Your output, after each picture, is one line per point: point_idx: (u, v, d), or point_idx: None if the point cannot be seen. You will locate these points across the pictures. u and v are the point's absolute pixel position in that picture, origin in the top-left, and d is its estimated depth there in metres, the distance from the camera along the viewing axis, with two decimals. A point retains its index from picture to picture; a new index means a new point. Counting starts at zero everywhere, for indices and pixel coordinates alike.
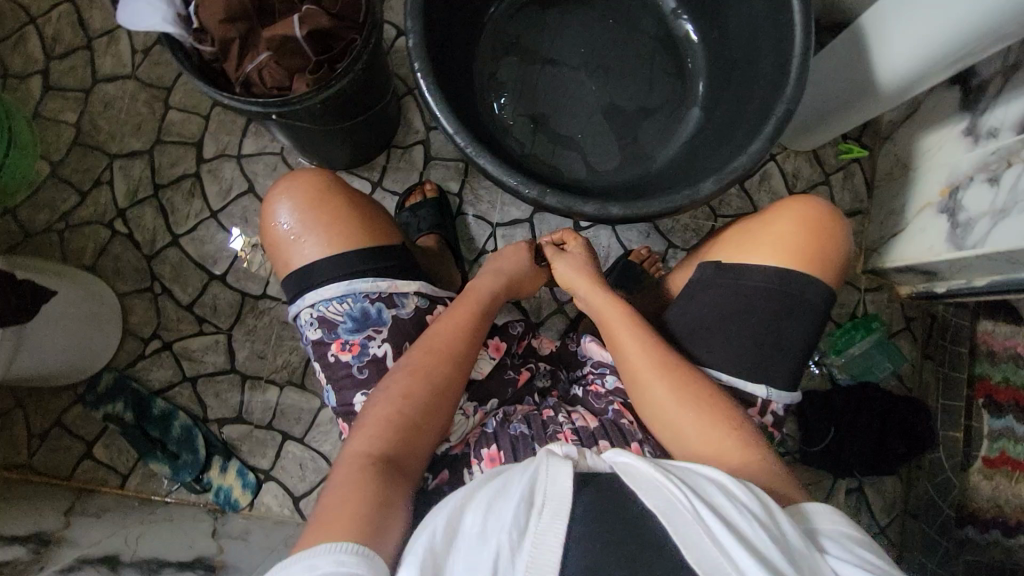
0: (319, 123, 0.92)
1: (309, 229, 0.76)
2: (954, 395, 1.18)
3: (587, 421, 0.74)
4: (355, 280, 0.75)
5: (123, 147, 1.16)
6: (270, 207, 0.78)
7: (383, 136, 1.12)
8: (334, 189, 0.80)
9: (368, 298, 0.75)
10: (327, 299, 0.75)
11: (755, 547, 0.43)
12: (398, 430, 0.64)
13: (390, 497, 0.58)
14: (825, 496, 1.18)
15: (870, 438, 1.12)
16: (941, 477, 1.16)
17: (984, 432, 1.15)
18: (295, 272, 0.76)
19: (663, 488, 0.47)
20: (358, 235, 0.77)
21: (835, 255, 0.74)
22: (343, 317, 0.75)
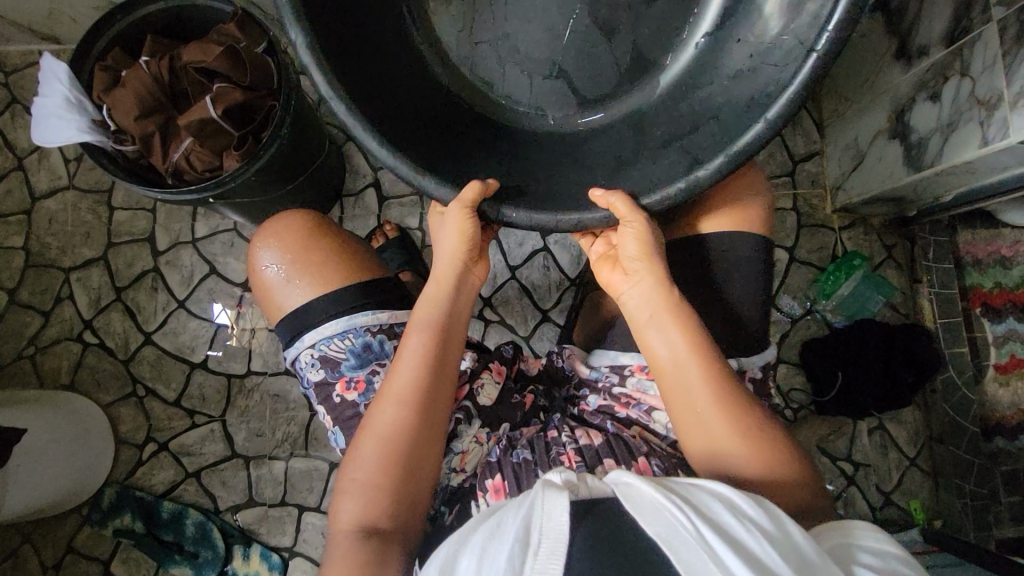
0: (257, 195, 0.90)
1: (297, 273, 0.74)
2: (950, 310, 1.18)
3: (590, 437, 0.73)
4: (354, 313, 0.73)
5: (76, 258, 1.15)
6: (256, 251, 0.76)
7: (327, 186, 1.12)
8: (322, 230, 0.78)
9: (370, 331, 0.73)
10: (329, 336, 0.72)
11: (759, 564, 0.41)
12: (376, 495, 0.63)
13: (380, 565, 0.59)
14: (848, 442, 1.16)
15: (878, 373, 1.10)
16: (958, 397, 1.16)
17: (990, 340, 1.16)
18: (289, 315, 0.74)
19: (660, 510, 0.45)
20: (348, 271, 0.75)
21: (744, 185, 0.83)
22: (346, 354, 0.73)
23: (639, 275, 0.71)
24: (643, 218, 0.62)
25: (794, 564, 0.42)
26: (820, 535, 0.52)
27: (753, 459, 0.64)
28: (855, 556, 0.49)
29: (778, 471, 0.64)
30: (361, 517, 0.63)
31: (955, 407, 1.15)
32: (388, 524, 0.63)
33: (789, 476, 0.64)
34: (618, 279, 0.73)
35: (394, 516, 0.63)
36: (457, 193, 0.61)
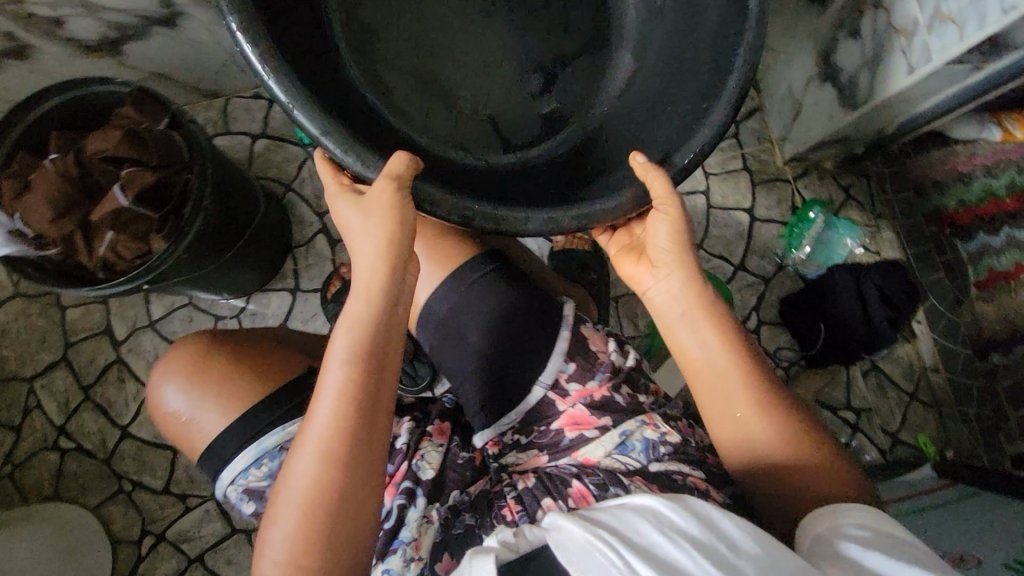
0: (199, 271, 0.88)
1: (198, 403, 0.70)
2: (919, 238, 1.18)
3: (524, 479, 0.65)
4: (264, 436, 0.68)
5: (37, 366, 1.12)
6: (157, 393, 0.72)
7: (276, 241, 1.10)
8: (216, 349, 0.73)
9: (285, 449, 0.68)
10: (245, 468, 0.68)
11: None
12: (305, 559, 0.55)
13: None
14: (845, 389, 1.14)
15: (856, 317, 1.10)
16: (943, 322, 1.15)
17: (964, 258, 1.14)
18: (205, 451, 0.69)
19: (592, 550, 0.47)
20: (250, 385, 0.70)
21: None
22: (268, 479, 0.68)
23: (668, 268, 0.66)
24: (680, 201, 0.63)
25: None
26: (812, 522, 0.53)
27: (790, 464, 0.61)
28: (837, 529, 0.50)
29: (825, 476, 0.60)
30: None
31: (942, 334, 1.15)
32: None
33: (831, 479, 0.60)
34: (642, 276, 0.68)
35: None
36: (381, 165, 0.56)
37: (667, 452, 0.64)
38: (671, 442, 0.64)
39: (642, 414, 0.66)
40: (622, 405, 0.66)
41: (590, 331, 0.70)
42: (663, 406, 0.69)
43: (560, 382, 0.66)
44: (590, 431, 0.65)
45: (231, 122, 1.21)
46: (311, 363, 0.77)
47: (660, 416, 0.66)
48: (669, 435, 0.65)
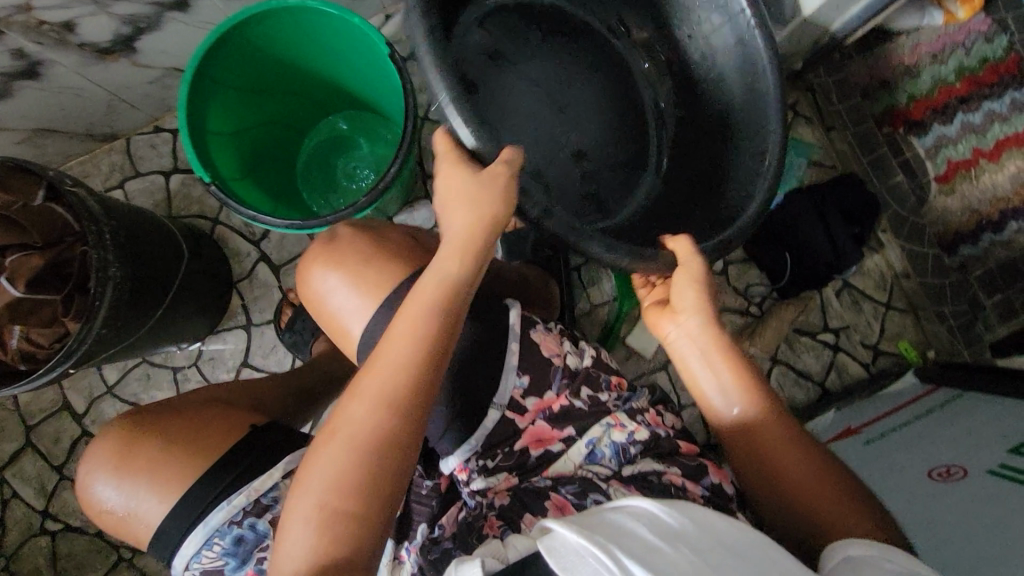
0: (129, 339, 0.83)
1: (131, 494, 0.67)
2: (873, 144, 1.14)
3: (501, 496, 0.63)
4: (208, 516, 0.64)
5: (4, 456, 1.08)
6: (93, 489, 0.70)
7: (213, 281, 1.05)
8: (143, 430, 0.70)
9: (235, 524, 0.64)
10: (196, 551, 0.64)
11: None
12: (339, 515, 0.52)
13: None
14: (821, 312, 1.12)
15: (819, 240, 1.06)
16: (907, 226, 1.13)
17: (922, 155, 1.12)
18: (153, 540, 0.66)
19: (584, 556, 0.44)
20: (183, 462, 0.67)
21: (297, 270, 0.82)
22: (223, 559, 0.64)
23: (687, 314, 0.69)
24: (703, 259, 0.68)
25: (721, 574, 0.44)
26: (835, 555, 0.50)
27: (807, 494, 0.60)
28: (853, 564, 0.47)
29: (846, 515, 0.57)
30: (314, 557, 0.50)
31: (908, 238, 1.13)
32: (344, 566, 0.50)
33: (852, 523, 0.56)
34: (665, 329, 0.71)
35: (353, 556, 0.51)
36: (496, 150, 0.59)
37: (638, 451, 0.64)
38: (641, 440, 0.64)
39: (608, 416, 0.66)
40: (585, 411, 0.65)
41: (542, 335, 0.67)
42: (629, 401, 0.68)
43: (517, 399, 0.64)
44: (555, 445, 0.65)
45: (139, 164, 1.13)
46: (255, 419, 0.74)
47: (625, 414, 0.66)
48: (637, 432, 0.65)
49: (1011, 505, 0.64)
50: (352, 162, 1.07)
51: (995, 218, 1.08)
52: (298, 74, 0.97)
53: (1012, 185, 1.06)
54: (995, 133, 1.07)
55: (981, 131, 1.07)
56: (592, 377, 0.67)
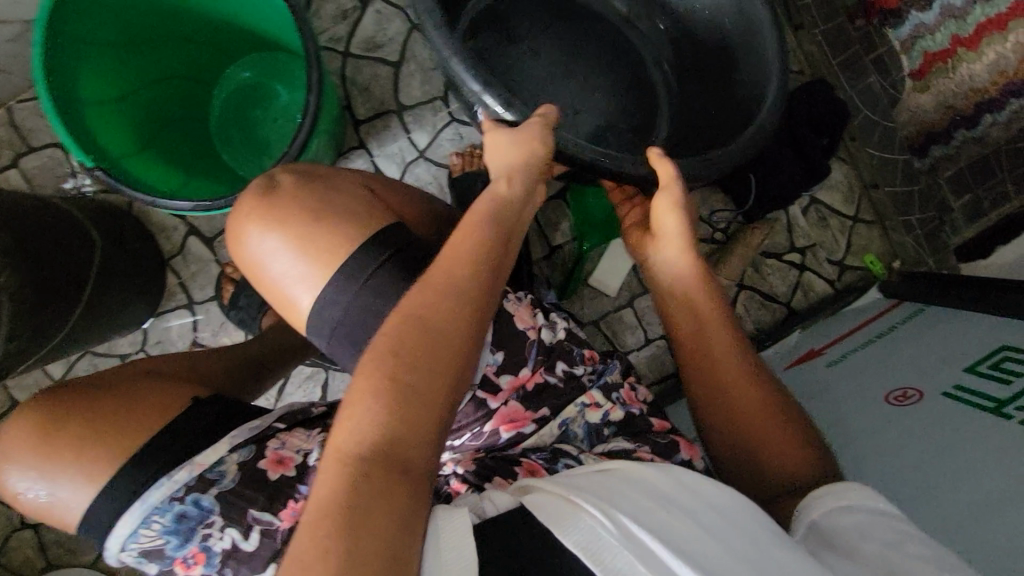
0: (42, 348, 0.79)
1: (57, 481, 0.63)
2: (843, 43, 1.05)
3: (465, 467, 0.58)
4: (147, 493, 0.60)
5: None
6: (15, 479, 0.65)
7: (142, 261, 0.97)
8: (66, 409, 0.65)
9: (176, 501, 0.60)
10: (134, 530, 0.60)
11: (681, 546, 0.43)
12: (400, 408, 0.46)
13: (378, 501, 0.41)
14: (787, 232, 1.09)
15: (787, 155, 1.00)
16: (878, 132, 1.06)
17: (897, 49, 1.05)
18: (86, 522, 0.62)
19: (578, 517, 0.44)
20: (111, 443, 0.62)
21: (228, 225, 0.62)
22: (163, 537, 0.60)
23: (665, 235, 0.70)
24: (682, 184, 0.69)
25: (715, 535, 0.45)
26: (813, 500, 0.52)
27: (753, 420, 0.61)
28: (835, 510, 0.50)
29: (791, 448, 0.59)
30: (378, 439, 0.45)
31: (879, 146, 1.06)
32: (406, 458, 0.45)
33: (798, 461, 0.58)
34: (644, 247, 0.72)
35: (417, 451, 0.45)
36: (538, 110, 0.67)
37: (612, 433, 0.60)
38: (615, 420, 0.61)
39: (584, 395, 0.61)
40: (559, 388, 0.59)
41: (513, 306, 0.60)
42: (603, 375, 0.63)
43: (489, 376, 0.56)
44: (527, 426, 0.58)
45: (30, 137, 1.00)
46: (196, 391, 0.70)
47: (600, 392, 0.61)
48: (612, 413, 0.61)
49: (962, 431, 0.65)
50: (271, 116, 0.95)
51: (971, 112, 1.03)
52: (179, 16, 0.82)
53: (989, 74, 1.00)
54: (977, 16, 0.98)
55: (962, 15, 0.98)
56: (567, 351, 0.61)
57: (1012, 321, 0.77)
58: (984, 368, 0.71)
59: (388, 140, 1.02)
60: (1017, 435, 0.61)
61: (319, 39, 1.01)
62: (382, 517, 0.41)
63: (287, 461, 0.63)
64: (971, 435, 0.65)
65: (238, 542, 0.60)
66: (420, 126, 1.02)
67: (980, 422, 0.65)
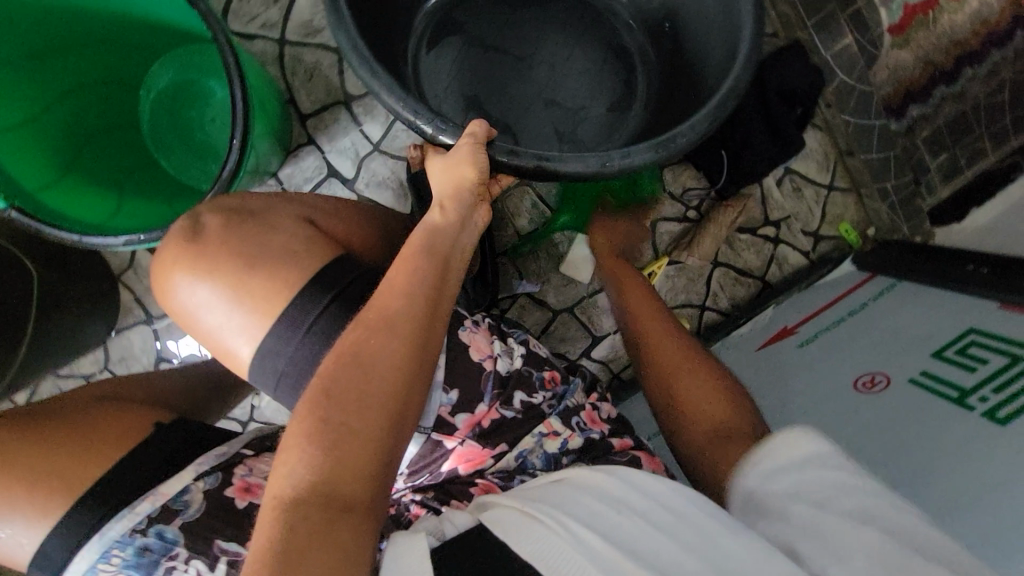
0: None
1: (3, 521, 0.58)
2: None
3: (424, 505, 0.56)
4: (107, 526, 0.56)
5: None
6: None
7: (93, 279, 0.92)
8: (10, 440, 0.60)
9: (138, 533, 0.56)
10: (93, 564, 0.56)
11: (632, 547, 0.45)
12: (342, 446, 0.46)
13: (313, 546, 0.41)
14: (761, 205, 1.05)
15: (758, 128, 0.96)
16: (856, 97, 1.01)
17: (876, 2, 0.98)
18: (40, 562, 0.58)
19: (534, 527, 0.46)
20: (60, 482, 0.58)
21: (150, 276, 0.58)
22: (125, 571, 0.56)
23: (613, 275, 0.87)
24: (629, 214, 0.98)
25: (665, 535, 0.46)
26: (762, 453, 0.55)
27: (679, 371, 0.70)
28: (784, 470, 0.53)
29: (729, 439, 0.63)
30: (314, 483, 0.44)
31: (855, 112, 1.01)
32: (343, 498, 0.44)
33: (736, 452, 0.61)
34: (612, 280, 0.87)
35: (354, 490, 0.45)
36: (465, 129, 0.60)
37: (571, 461, 0.58)
38: (574, 449, 0.59)
39: (542, 422, 0.58)
40: (517, 420, 0.57)
41: (470, 334, 0.58)
42: (564, 398, 0.61)
43: (444, 417, 0.55)
44: (486, 462, 0.56)
45: None
46: (158, 416, 0.66)
47: (560, 419, 0.59)
48: (570, 441, 0.58)
49: (924, 423, 0.66)
50: (210, 117, 0.88)
51: (950, 67, 1.01)
52: (74, 17, 0.74)
53: (970, 25, 0.98)
54: None
55: None
56: (526, 379, 0.59)
57: (978, 302, 0.78)
58: (950, 354, 0.71)
59: (338, 135, 0.95)
60: (979, 432, 0.61)
61: (252, 28, 0.92)
62: (318, 562, 0.41)
63: (254, 489, 0.60)
64: (935, 429, 0.65)
65: (204, 575, 0.57)
66: (371, 117, 0.95)
67: (944, 413, 0.65)
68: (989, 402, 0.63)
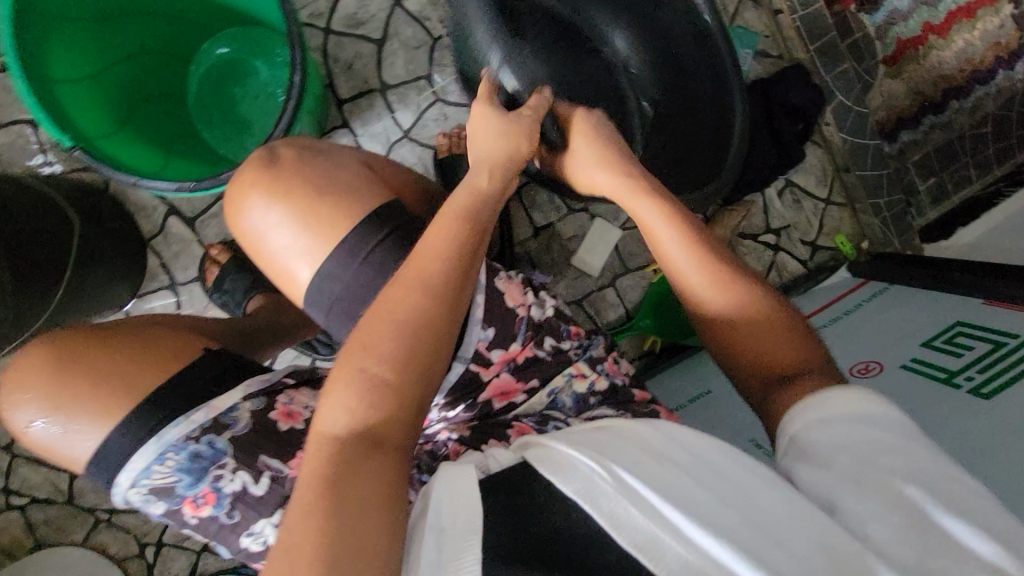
0: (31, 320, 0.79)
1: (68, 424, 0.61)
2: (823, 28, 1.06)
3: (462, 429, 0.61)
4: (163, 431, 0.59)
5: None
6: (18, 415, 0.63)
7: (122, 233, 0.96)
8: (69, 351, 0.63)
9: (192, 441, 0.59)
10: (147, 467, 0.58)
11: (672, 491, 0.42)
12: (378, 395, 0.48)
13: (356, 475, 0.44)
14: (763, 213, 1.12)
15: (766, 139, 1.03)
16: (852, 118, 1.09)
17: (873, 36, 1.08)
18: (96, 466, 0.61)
19: (576, 468, 0.45)
20: (120, 391, 0.61)
21: (226, 196, 0.66)
22: (175, 475, 0.58)
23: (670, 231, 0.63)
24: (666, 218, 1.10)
25: (704, 482, 0.44)
26: (795, 415, 0.49)
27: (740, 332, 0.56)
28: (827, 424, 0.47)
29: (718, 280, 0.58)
30: (354, 424, 0.47)
31: (852, 131, 1.09)
32: (380, 436, 0.47)
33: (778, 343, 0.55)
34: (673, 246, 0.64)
35: (389, 430, 0.47)
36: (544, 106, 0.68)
37: (597, 402, 0.63)
38: (600, 390, 0.64)
39: (570, 366, 0.64)
40: (548, 361, 0.64)
41: (505, 283, 0.63)
42: (589, 349, 0.67)
43: (481, 352, 0.60)
44: (518, 397, 0.62)
45: None
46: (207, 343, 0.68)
47: (587, 364, 0.65)
48: (597, 383, 0.64)
49: (917, 400, 0.71)
50: (253, 94, 0.94)
51: (938, 99, 1.10)
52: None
53: (957, 62, 1.08)
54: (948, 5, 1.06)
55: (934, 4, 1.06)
56: (555, 327, 0.65)
57: (964, 297, 0.83)
58: (938, 343, 0.76)
59: (372, 120, 1.02)
60: (965, 403, 0.66)
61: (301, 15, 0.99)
62: (363, 486, 0.44)
63: (296, 415, 0.63)
64: (926, 404, 0.69)
65: (249, 485, 0.59)
66: (404, 106, 1.02)
67: (934, 391, 0.70)
68: (975, 380, 0.68)
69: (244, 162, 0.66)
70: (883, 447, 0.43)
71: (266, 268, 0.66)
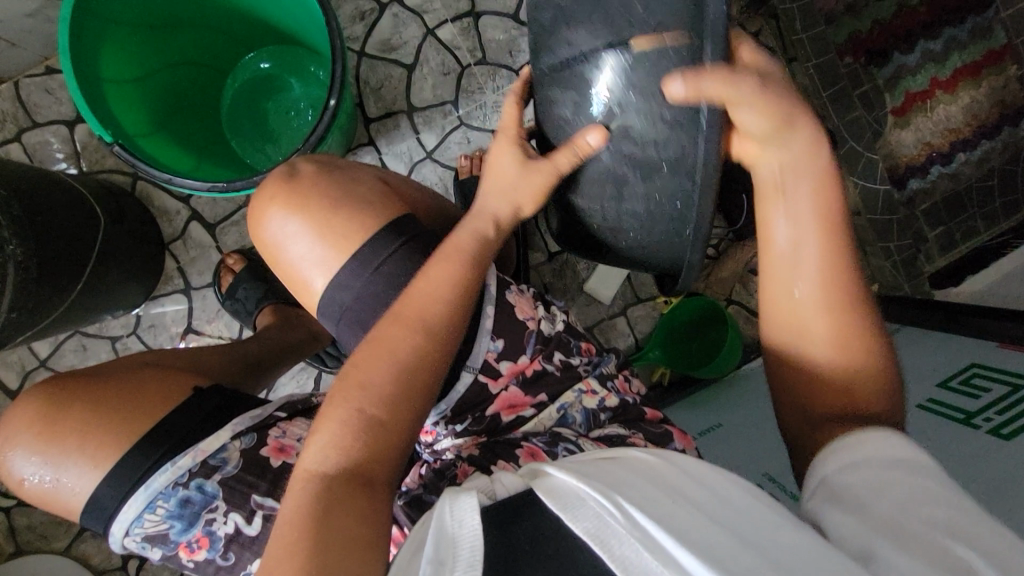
0: (38, 319, 0.78)
1: (58, 466, 0.59)
2: (835, 77, 1.11)
3: (470, 445, 0.60)
4: (151, 478, 0.57)
5: None
6: (8, 461, 0.62)
7: (142, 241, 0.97)
8: (61, 395, 0.62)
9: (180, 486, 0.56)
10: (138, 516, 0.57)
11: (691, 533, 0.36)
12: (365, 434, 0.47)
13: (335, 515, 0.42)
14: None
15: None
16: (863, 163, 1.13)
17: (882, 88, 1.11)
18: (85, 510, 0.59)
19: (584, 500, 0.39)
20: (113, 432, 0.59)
21: (249, 208, 0.66)
22: (167, 522, 0.57)
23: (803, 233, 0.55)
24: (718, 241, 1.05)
25: (727, 524, 0.38)
26: (827, 459, 0.48)
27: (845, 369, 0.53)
28: (862, 477, 0.44)
29: (834, 303, 0.54)
30: (341, 460, 0.46)
31: (862, 177, 1.13)
32: (367, 476, 0.46)
33: (873, 390, 0.53)
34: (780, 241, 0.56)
35: (377, 467, 0.46)
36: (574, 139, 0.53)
37: (607, 418, 0.63)
38: (611, 407, 0.63)
39: (580, 382, 0.64)
40: (556, 375, 0.63)
41: (516, 296, 0.63)
42: (599, 365, 0.66)
43: (490, 363, 0.60)
44: (526, 410, 0.61)
45: (34, 112, 0.99)
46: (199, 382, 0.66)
47: (597, 380, 0.64)
48: (608, 400, 0.64)
49: (936, 440, 0.69)
50: (284, 109, 0.97)
51: (946, 150, 1.12)
52: (211, 7, 0.85)
53: (964, 116, 1.11)
54: (954, 61, 1.10)
55: (940, 60, 1.09)
56: (565, 342, 0.65)
57: (979, 341, 0.83)
58: (955, 384, 0.76)
59: (397, 139, 1.05)
60: (985, 444, 0.65)
61: None
62: (340, 520, 0.42)
63: (288, 450, 0.60)
64: (945, 445, 0.68)
65: (242, 527, 0.56)
66: (429, 128, 1.05)
67: (953, 433, 0.69)
68: (994, 421, 0.67)
69: (275, 171, 0.67)
70: (918, 496, 0.41)
71: (285, 272, 0.65)
